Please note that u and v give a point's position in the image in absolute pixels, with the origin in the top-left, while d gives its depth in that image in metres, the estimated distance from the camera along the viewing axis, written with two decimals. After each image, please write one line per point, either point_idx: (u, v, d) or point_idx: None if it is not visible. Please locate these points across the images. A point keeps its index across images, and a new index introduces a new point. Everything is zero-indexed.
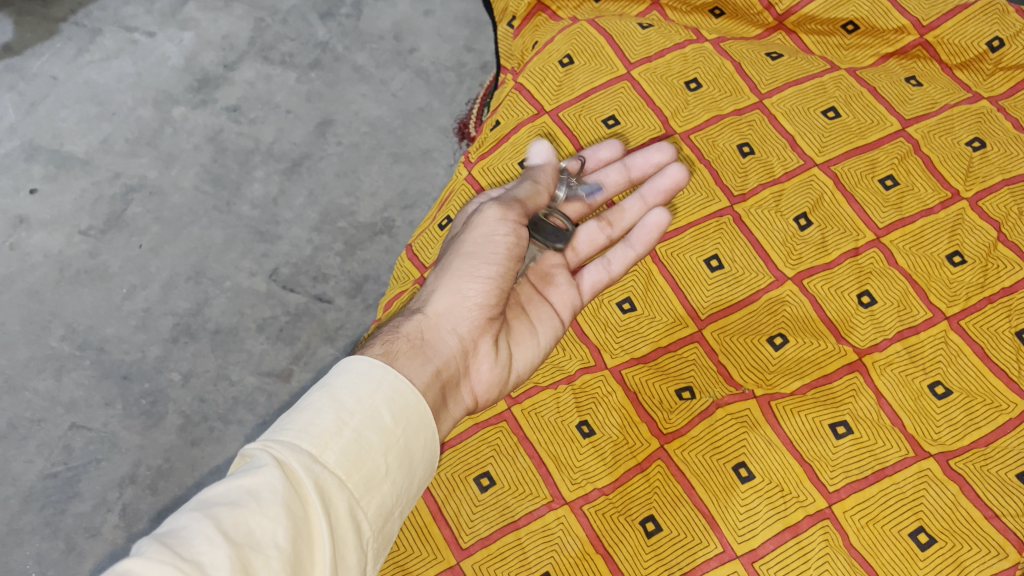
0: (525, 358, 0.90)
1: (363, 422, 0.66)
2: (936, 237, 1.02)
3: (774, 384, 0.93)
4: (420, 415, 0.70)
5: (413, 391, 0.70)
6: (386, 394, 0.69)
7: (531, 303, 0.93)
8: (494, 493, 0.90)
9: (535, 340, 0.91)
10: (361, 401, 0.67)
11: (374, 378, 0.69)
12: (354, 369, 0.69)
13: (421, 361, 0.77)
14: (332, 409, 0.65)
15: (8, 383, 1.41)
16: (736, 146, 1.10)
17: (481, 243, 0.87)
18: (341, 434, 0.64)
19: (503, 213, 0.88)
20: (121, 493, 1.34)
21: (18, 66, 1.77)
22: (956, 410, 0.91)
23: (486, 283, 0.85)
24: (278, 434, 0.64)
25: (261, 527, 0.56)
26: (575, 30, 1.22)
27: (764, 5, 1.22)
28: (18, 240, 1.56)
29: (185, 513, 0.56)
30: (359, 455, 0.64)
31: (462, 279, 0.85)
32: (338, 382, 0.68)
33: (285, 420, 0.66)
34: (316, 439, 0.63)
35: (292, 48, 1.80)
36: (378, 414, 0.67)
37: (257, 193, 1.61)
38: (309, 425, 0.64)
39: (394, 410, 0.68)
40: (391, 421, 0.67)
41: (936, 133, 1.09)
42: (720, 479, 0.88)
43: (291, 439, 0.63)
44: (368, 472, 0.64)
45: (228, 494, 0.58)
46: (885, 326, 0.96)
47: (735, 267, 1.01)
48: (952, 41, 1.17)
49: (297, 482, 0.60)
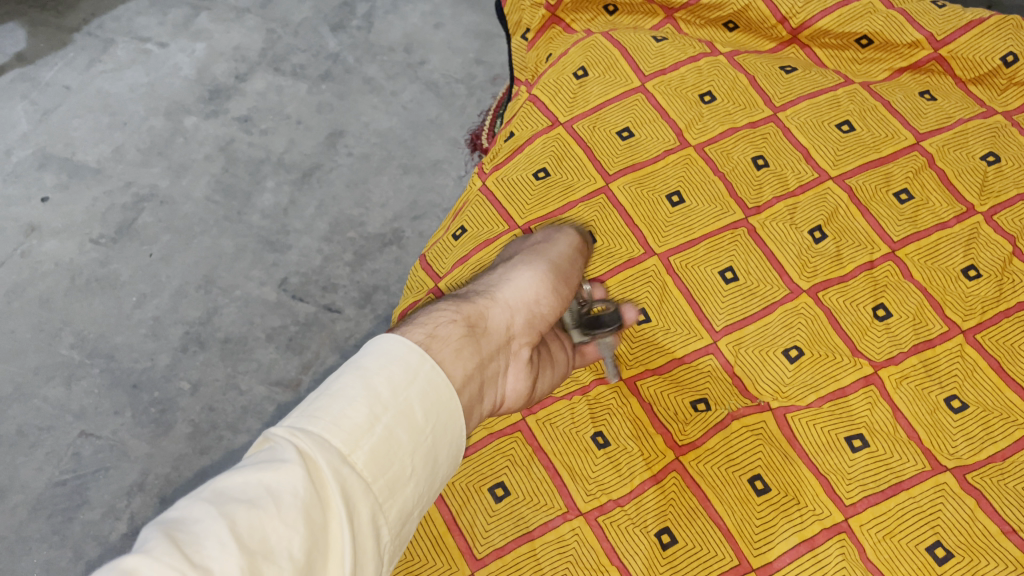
0: (546, 383, 0.88)
1: (395, 419, 0.64)
2: (951, 250, 1.02)
3: (790, 397, 0.93)
4: (451, 413, 0.69)
5: (446, 386, 0.69)
6: (419, 389, 0.67)
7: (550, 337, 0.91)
8: (509, 503, 0.90)
9: (554, 370, 0.90)
10: (394, 397, 0.65)
11: (410, 371, 0.67)
12: (390, 357, 0.67)
13: (467, 351, 0.74)
14: (365, 401, 0.63)
15: (18, 390, 1.41)
16: (751, 158, 1.10)
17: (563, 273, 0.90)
18: (372, 432, 0.62)
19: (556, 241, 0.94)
20: (130, 501, 1.33)
21: (31, 75, 1.78)
22: (972, 424, 0.90)
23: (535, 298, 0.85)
24: (306, 423, 0.61)
25: (277, 532, 0.54)
26: (590, 42, 1.23)
27: (777, 19, 1.23)
28: (30, 248, 1.56)
29: (200, 504, 0.54)
30: (387, 455, 0.63)
31: (523, 279, 0.86)
32: (373, 369, 0.66)
33: (312, 407, 0.63)
34: (347, 436, 0.61)
35: (303, 60, 1.81)
36: (410, 412, 0.65)
37: (268, 203, 1.62)
38: (340, 417, 0.62)
39: (425, 405, 0.66)
40: (422, 419, 0.66)
41: (950, 147, 1.10)
42: (735, 491, 0.87)
43: (321, 431, 0.61)
44: (392, 474, 0.63)
45: (246, 490, 0.56)
46: (901, 339, 0.96)
47: (751, 279, 1.01)
48: (966, 56, 1.17)
49: (322, 480, 0.58)
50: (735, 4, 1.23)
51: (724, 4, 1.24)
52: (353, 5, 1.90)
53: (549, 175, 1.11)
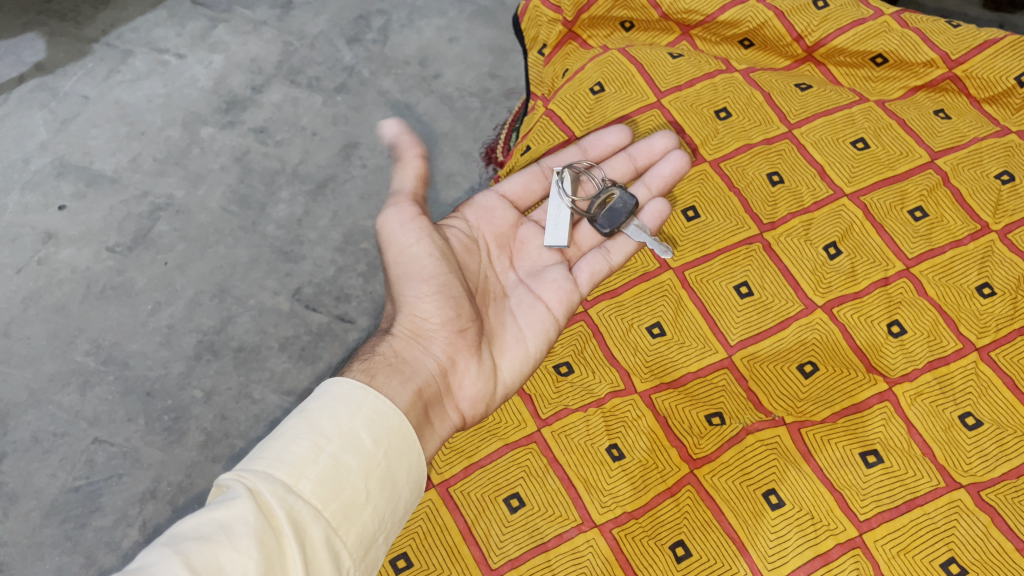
0: (513, 366, 0.92)
1: (341, 447, 0.68)
2: (965, 268, 1.03)
3: (805, 412, 0.94)
4: (403, 436, 0.73)
5: (394, 412, 0.73)
6: (365, 417, 0.71)
7: (516, 306, 0.96)
8: (524, 514, 0.91)
9: (522, 347, 0.93)
10: (339, 425, 0.69)
11: (355, 402, 0.72)
12: (332, 392, 0.73)
13: (400, 380, 0.80)
14: (309, 436, 0.68)
15: (33, 397, 1.43)
16: (766, 174, 1.11)
17: (408, 258, 0.89)
18: (318, 461, 0.66)
19: (404, 220, 0.89)
20: (142, 508, 1.34)
21: (50, 85, 1.81)
22: (987, 440, 0.91)
23: (433, 297, 0.87)
24: (253, 464, 0.66)
25: (232, 561, 0.57)
26: (606, 58, 1.24)
27: (793, 37, 1.23)
28: (46, 255, 1.58)
29: (157, 549, 0.57)
30: (336, 483, 0.66)
31: (417, 298, 0.87)
32: (316, 408, 0.71)
33: (262, 449, 0.68)
34: (290, 469, 0.65)
35: (319, 72, 1.83)
36: (358, 438, 0.69)
37: (283, 214, 1.63)
38: (284, 453, 0.66)
39: (374, 433, 0.71)
40: (373, 444, 0.70)
41: (965, 166, 1.10)
42: (750, 506, 0.88)
43: (266, 467, 0.65)
44: (347, 499, 0.66)
45: (199, 528, 0.59)
46: (915, 356, 0.97)
47: (766, 294, 1.02)
48: (980, 76, 1.17)
49: (267, 508, 0.61)
50: (751, 21, 1.24)
51: (739, 22, 1.25)
52: (369, 18, 1.93)
53: None
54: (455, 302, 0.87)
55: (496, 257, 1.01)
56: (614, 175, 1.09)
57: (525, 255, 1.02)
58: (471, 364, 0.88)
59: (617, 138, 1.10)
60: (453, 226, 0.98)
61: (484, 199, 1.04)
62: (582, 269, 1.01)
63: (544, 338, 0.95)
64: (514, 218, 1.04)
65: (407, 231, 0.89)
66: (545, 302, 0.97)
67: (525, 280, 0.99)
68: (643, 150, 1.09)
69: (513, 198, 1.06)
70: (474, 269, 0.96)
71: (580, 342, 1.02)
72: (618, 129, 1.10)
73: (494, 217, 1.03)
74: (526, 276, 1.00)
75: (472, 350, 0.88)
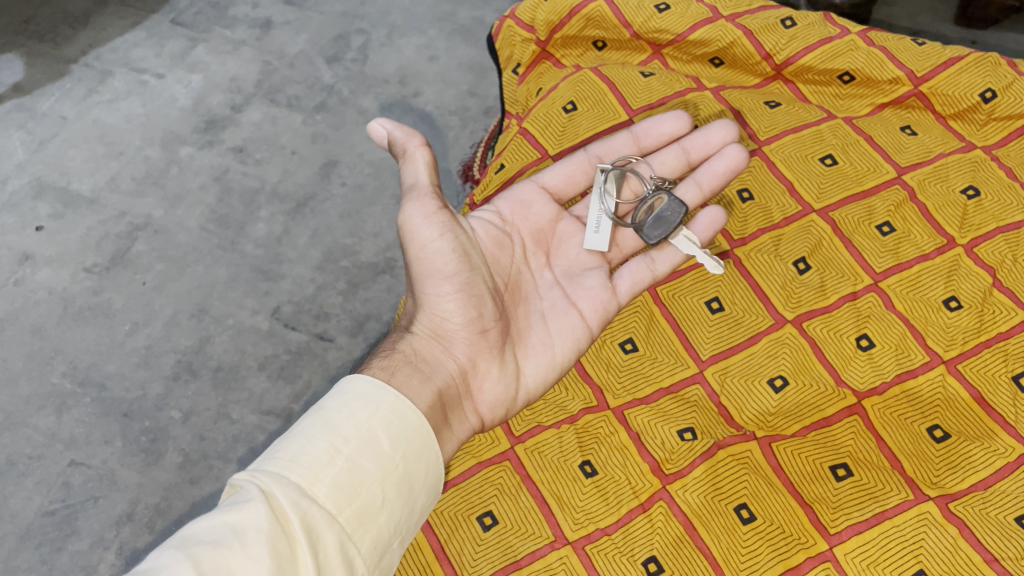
0: (539, 372, 0.91)
1: (358, 449, 0.68)
2: (932, 282, 1.04)
3: (774, 426, 0.95)
4: (420, 439, 0.73)
5: (413, 413, 0.73)
6: (383, 417, 0.71)
7: (549, 309, 0.94)
8: (497, 532, 0.91)
9: (552, 353, 0.92)
10: (357, 427, 0.69)
11: (374, 402, 0.72)
12: (351, 392, 0.72)
13: (418, 380, 0.79)
14: (326, 436, 0.68)
15: (9, 420, 1.41)
16: (736, 192, 1.13)
17: (430, 256, 0.85)
18: (334, 463, 0.66)
19: (428, 212, 0.85)
20: (119, 531, 1.33)
21: (28, 106, 1.81)
22: (954, 453, 0.91)
23: (454, 297, 0.85)
24: (269, 464, 0.66)
25: (243, 568, 0.56)
26: (578, 77, 1.26)
27: (762, 56, 1.25)
28: (23, 277, 1.57)
29: (167, 552, 0.57)
30: (352, 486, 0.66)
31: (439, 297, 0.85)
32: (333, 407, 0.71)
33: (278, 448, 0.68)
34: (306, 471, 0.65)
35: (298, 91, 1.84)
36: (375, 440, 0.69)
37: (262, 232, 1.63)
38: (300, 454, 0.66)
39: (391, 435, 0.71)
40: (390, 447, 0.70)
41: (931, 181, 1.12)
42: (722, 520, 0.88)
43: (281, 469, 0.65)
44: (362, 503, 0.66)
45: (211, 531, 0.58)
46: (883, 370, 0.98)
47: (736, 309, 1.03)
48: (946, 92, 1.19)
49: (281, 512, 0.61)
50: (720, 40, 1.26)
51: (709, 40, 1.27)
52: (349, 38, 1.94)
53: None
54: (477, 304, 0.85)
55: (532, 254, 0.99)
56: (664, 170, 1.08)
57: (564, 253, 1.01)
58: (494, 367, 0.87)
59: (670, 126, 1.08)
60: (482, 218, 0.97)
61: (525, 192, 1.03)
62: (626, 275, 0.99)
63: (575, 347, 0.93)
64: (553, 213, 1.03)
65: (426, 226, 0.85)
66: (580, 307, 0.95)
67: (562, 280, 0.98)
68: (697, 143, 1.07)
69: (555, 191, 1.05)
70: (504, 265, 0.95)
71: None
72: (675, 118, 1.08)
73: (530, 212, 1.02)
74: (563, 276, 0.98)
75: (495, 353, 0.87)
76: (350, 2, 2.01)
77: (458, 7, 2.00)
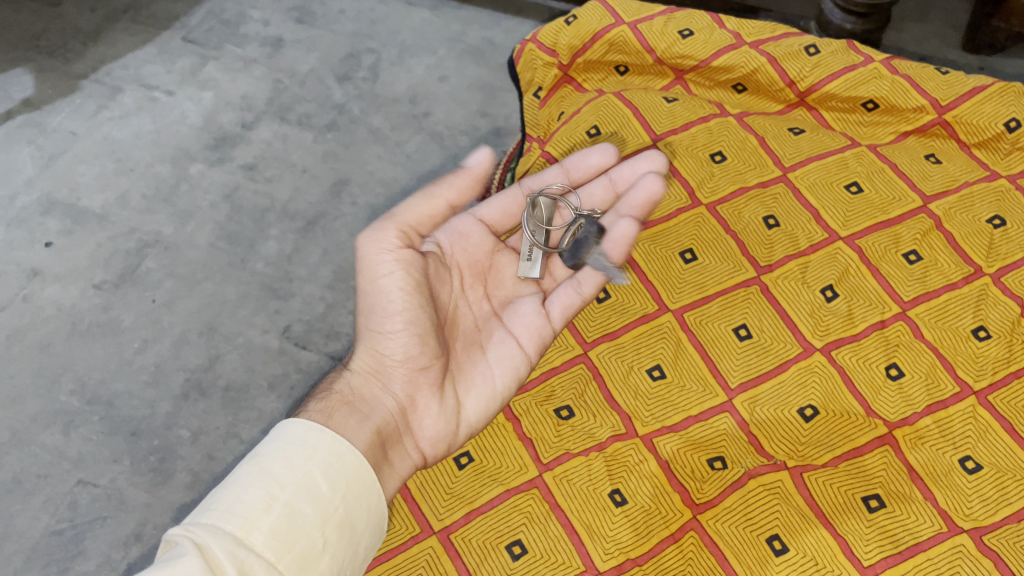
0: (480, 404, 0.90)
1: (295, 494, 0.67)
2: (961, 310, 1.04)
3: (806, 456, 0.94)
4: (362, 479, 0.73)
5: (351, 454, 0.73)
6: (321, 460, 0.71)
7: (490, 341, 0.93)
8: (526, 561, 0.90)
9: (491, 385, 0.91)
10: (293, 471, 0.69)
11: (310, 445, 0.71)
12: (286, 435, 0.72)
13: (355, 420, 0.80)
14: (262, 484, 0.67)
15: (16, 438, 1.40)
16: (762, 218, 1.12)
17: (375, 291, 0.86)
18: (270, 511, 0.65)
19: (383, 244, 0.87)
20: (126, 552, 1.31)
21: (38, 121, 1.80)
22: (987, 484, 0.91)
23: (393, 332, 0.85)
24: (203, 516, 0.65)
25: None
26: (601, 101, 1.26)
27: (785, 82, 1.26)
28: (32, 293, 1.56)
29: None
30: (291, 532, 0.65)
31: (379, 333, 0.86)
32: (269, 453, 0.70)
33: (212, 498, 0.67)
34: (242, 520, 0.64)
35: (309, 109, 1.84)
36: (314, 483, 0.69)
37: (272, 250, 1.62)
38: (235, 504, 0.65)
39: (330, 477, 0.70)
40: (329, 489, 0.69)
41: (957, 210, 1.12)
42: (754, 552, 0.88)
43: (216, 520, 0.64)
44: (302, 549, 0.65)
45: None
46: (914, 399, 0.97)
47: (764, 336, 1.03)
48: (970, 121, 1.20)
49: (216, 564, 0.60)
50: (744, 67, 1.27)
51: (733, 66, 1.27)
52: (359, 57, 1.94)
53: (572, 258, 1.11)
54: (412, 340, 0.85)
55: (469, 286, 0.97)
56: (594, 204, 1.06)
57: (501, 284, 1.00)
58: (434, 403, 0.87)
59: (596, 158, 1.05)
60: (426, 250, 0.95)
61: (460, 221, 1.00)
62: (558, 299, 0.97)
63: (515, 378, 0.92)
64: (491, 244, 1.01)
65: (379, 261, 0.86)
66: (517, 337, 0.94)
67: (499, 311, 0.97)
68: (624, 173, 1.05)
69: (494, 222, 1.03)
70: (445, 298, 0.94)
71: (581, 385, 1.02)
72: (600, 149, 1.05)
73: (470, 242, 0.99)
74: (501, 307, 0.97)
75: (433, 388, 0.87)
76: (360, 21, 2.01)
77: (468, 28, 2.00)
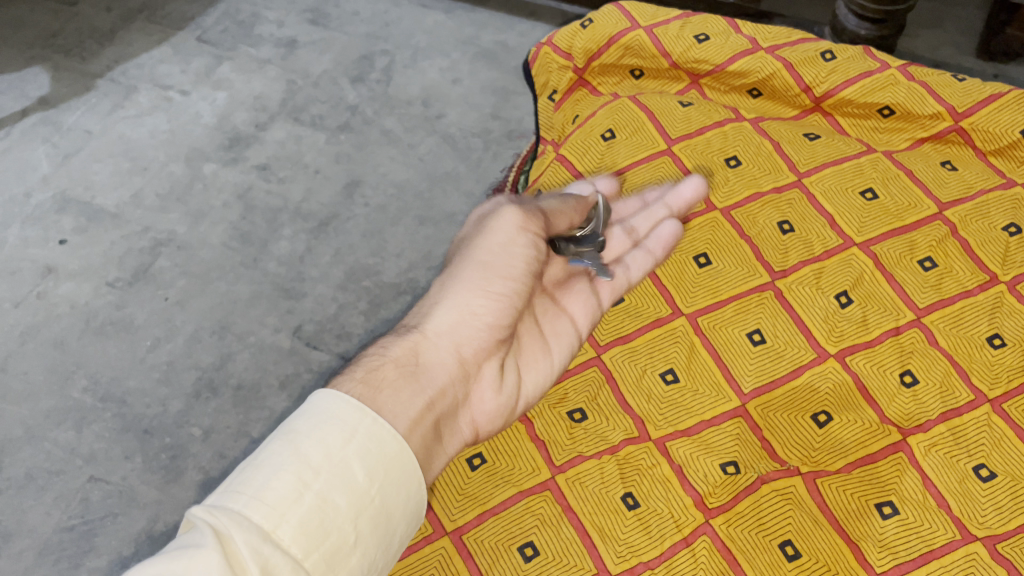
0: (535, 382, 0.89)
1: (329, 483, 0.60)
2: (976, 317, 1.03)
3: (819, 461, 0.94)
4: (402, 463, 0.65)
5: (392, 438, 0.65)
6: (359, 443, 0.63)
7: (544, 313, 0.92)
8: (538, 563, 0.90)
9: (545, 363, 0.90)
10: (329, 455, 0.61)
11: (349, 425, 0.63)
12: (327, 410, 0.64)
13: (410, 394, 0.72)
14: (294, 468, 0.60)
15: (29, 434, 1.41)
16: (776, 224, 1.12)
17: (499, 253, 0.84)
18: (302, 501, 0.58)
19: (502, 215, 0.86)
20: (137, 549, 1.31)
21: (54, 119, 1.82)
22: (1001, 492, 0.91)
23: (494, 299, 0.82)
24: (230, 499, 0.58)
25: None
26: (617, 105, 1.27)
27: (801, 87, 1.26)
28: (46, 290, 1.57)
29: None
30: (321, 527, 0.58)
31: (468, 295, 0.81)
32: (304, 428, 0.62)
33: (241, 476, 0.60)
34: (270, 510, 0.57)
35: (322, 111, 1.85)
36: (350, 469, 0.61)
37: (284, 251, 1.63)
38: (264, 489, 0.58)
39: (368, 463, 0.62)
40: (366, 478, 0.62)
41: (973, 218, 1.11)
42: (766, 556, 0.87)
43: (242, 508, 0.57)
44: (330, 545, 0.58)
45: None
46: (928, 407, 0.97)
47: (778, 341, 1.03)
48: (987, 129, 1.19)
49: (236, 559, 0.54)
50: (759, 72, 1.27)
51: (749, 71, 1.27)
52: (373, 58, 1.95)
53: (621, 299, 1.08)
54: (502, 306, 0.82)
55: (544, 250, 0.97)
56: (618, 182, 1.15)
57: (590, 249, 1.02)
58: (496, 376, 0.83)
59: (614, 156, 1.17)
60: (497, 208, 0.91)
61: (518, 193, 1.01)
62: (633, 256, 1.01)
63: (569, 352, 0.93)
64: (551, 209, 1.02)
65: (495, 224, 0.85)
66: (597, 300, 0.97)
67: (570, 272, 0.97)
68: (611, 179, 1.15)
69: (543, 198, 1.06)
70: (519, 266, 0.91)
71: (593, 389, 1.02)
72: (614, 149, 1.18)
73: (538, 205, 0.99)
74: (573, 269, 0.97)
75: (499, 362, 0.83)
76: (374, 23, 2.02)
77: (482, 31, 2.01)
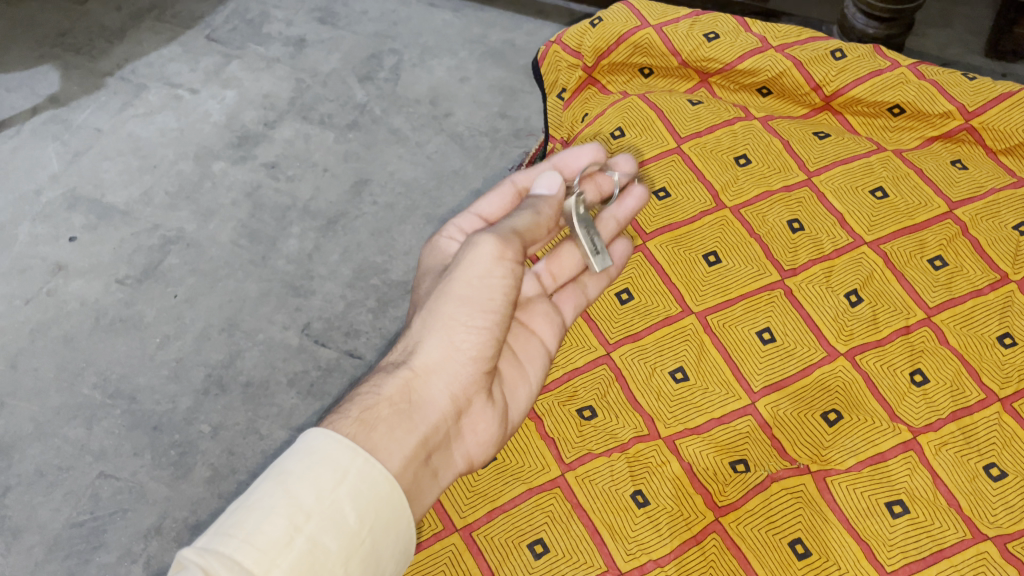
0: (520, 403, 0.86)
1: (320, 526, 0.60)
2: (987, 317, 1.03)
3: (829, 460, 0.94)
4: (393, 504, 0.65)
5: (384, 478, 0.65)
6: (351, 486, 0.63)
7: (522, 335, 0.89)
8: (548, 561, 0.90)
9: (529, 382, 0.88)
10: (321, 498, 0.61)
11: (342, 467, 0.63)
12: (319, 449, 0.63)
13: (402, 431, 0.71)
14: (286, 511, 0.59)
15: (39, 430, 1.41)
16: (786, 222, 1.12)
17: (476, 286, 0.77)
18: (293, 546, 0.58)
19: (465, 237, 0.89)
20: (146, 545, 1.32)
21: (64, 117, 1.83)
22: (1012, 492, 0.90)
23: (480, 334, 0.76)
24: (222, 540, 0.58)
25: None
26: (626, 104, 1.27)
27: (811, 86, 1.26)
28: (55, 287, 1.58)
29: None
30: (313, 572, 0.58)
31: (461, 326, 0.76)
32: (297, 468, 0.62)
33: (232, 517, 0.60)
34: (261, 554, 0.57)
35: (331, 109, 1.85)
36: (342, 513, 0.61)
37: (293, 249, 1.63)
38: (256, 533, 0.58)
39: (360, 506, 0.62)
40: (357, 521, 0.62)
41: (983, 217, 1.11)
42: (776, 555, 0.88)
43: (234, 551, 0.57)
44: None
45: None
46: (939, 406, 0.97)
47: (788, 340, 1.03)
48: (998, 128, 1.19)
49: None
50: (769, 70, 1.27)
51: (758, 70, 1.27)
52: (381, 57, 1.95)
53: (631, 296, 1.08)
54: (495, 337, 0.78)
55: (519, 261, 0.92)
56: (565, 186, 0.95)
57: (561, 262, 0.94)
58: (489, 407, 0.80)
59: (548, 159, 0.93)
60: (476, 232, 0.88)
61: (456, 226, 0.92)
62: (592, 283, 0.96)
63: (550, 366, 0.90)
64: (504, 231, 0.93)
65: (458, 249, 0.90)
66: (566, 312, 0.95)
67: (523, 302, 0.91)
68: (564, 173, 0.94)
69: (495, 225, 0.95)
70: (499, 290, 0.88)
71: (603, 387, 1.02)
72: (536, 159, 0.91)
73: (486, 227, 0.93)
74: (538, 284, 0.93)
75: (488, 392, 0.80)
76: (382, 22, 2.02)
77: (490, 30, 2.01)
